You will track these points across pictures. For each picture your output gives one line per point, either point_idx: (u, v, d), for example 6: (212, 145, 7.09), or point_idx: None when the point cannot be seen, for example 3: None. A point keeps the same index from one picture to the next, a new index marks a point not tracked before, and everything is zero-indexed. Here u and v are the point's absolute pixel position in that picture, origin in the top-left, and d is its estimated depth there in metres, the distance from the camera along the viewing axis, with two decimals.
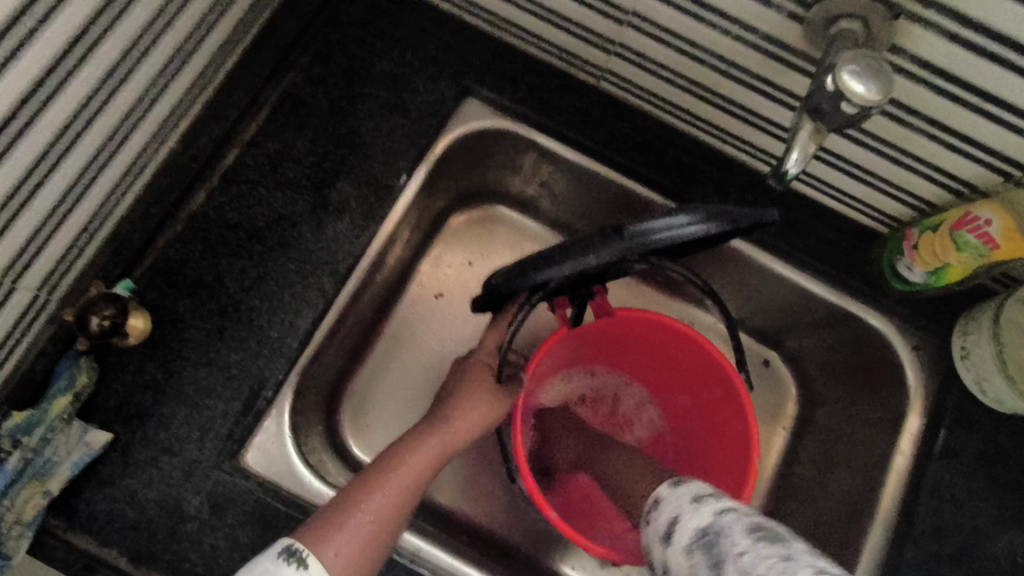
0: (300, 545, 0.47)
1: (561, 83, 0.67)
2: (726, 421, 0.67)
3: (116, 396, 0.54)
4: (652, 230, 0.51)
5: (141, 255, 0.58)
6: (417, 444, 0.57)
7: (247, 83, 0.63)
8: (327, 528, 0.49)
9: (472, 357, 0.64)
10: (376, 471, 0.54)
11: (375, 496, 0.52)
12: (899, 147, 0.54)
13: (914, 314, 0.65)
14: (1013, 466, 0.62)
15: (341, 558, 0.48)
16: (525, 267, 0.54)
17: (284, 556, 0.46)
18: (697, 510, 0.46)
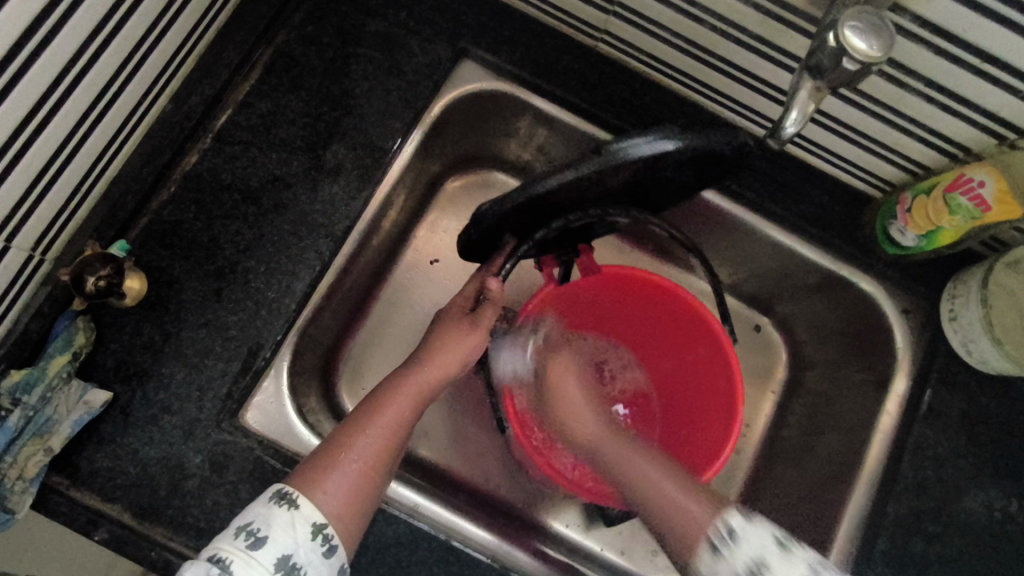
0: (290, 489, 0.48)
1: (558, 45, 0.66)
2: (712, 382, 0.69)
3: (114, 355, 0.55)
4: (629, 145, 0.51)
5: (134, 216, 0.58)
6: (397, 396, 0.58)
7: (239, 42, 0.62)
8: (317, 473, 0.50)
9: (449, 305, 0.65)
10: (359, 421, 0.55)
11: (359, 442, 0.53)
12: (895, 109, 0.54)
13: (905, 278, 0.66)
14: (996, 426, 0.63)
15: (333, 498, 0.49)
16: (503, 199, 0.55)
17: (275, 499, 0.47)
18: (788, 563, 0.47)
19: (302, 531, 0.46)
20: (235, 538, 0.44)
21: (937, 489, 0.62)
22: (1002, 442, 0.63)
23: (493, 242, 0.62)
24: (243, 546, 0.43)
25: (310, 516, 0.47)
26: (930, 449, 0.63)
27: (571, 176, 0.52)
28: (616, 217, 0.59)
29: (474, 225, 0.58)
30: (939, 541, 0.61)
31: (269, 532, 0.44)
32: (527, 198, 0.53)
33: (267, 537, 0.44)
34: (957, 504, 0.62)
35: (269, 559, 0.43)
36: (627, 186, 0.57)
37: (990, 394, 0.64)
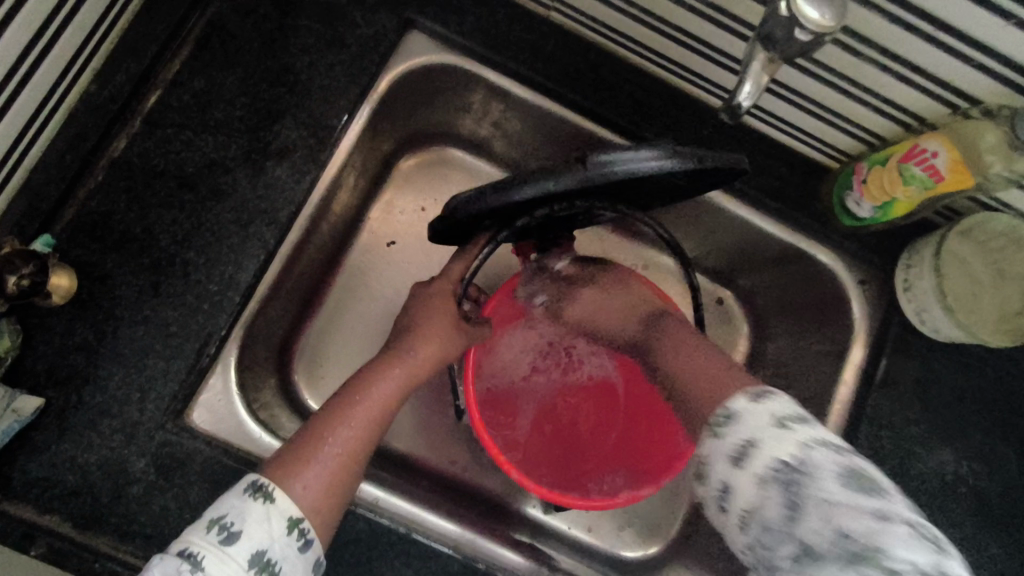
0: (265, 480, 0.45)
1: (511, 14, 0.64)
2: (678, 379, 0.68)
3: (45, 359, 0.51)
4: (617, 162, 0.49)
5: (59, 209, 0.53)
6: (377, 378, 0.54)
7: (166, 15, 0.57)
8: (294, 464, 0.47)
9: (432, 285, 0.60)
10: (337, 405, 0.51)
11: (340, 431, 0.50)
12: (852, 79, 0.53)
13: (862, 249, 0.66)
14: (949, 392, 0.65)
15: (310, 491, 0.46)
16: (481, 195, 0.52)
17: (250, 491, 0.44)
18: (779, 438, 0.40)
19: (277, 526, 0.43)
20: (207, 531, 0.42)
21: (891, 457, 0.63)
22: (953, 406, 0.65)
23: (471, 228, 0.58)
24: (215, 541, 0.41)
25: (286, 510, 0.44)
26: (885, 417, 0.64)
27: (554, 189, 0.50)
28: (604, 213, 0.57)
29: (445, 217, 0.56)
30: None
31: (243, 527, 0.42)
32: (504, 200, 0.51)
33: (241, 531, 0.42)
34: (910, 469, 0.63)
35: (243, 555, 0.41)
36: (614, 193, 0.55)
37: (942, 361, 0.65)
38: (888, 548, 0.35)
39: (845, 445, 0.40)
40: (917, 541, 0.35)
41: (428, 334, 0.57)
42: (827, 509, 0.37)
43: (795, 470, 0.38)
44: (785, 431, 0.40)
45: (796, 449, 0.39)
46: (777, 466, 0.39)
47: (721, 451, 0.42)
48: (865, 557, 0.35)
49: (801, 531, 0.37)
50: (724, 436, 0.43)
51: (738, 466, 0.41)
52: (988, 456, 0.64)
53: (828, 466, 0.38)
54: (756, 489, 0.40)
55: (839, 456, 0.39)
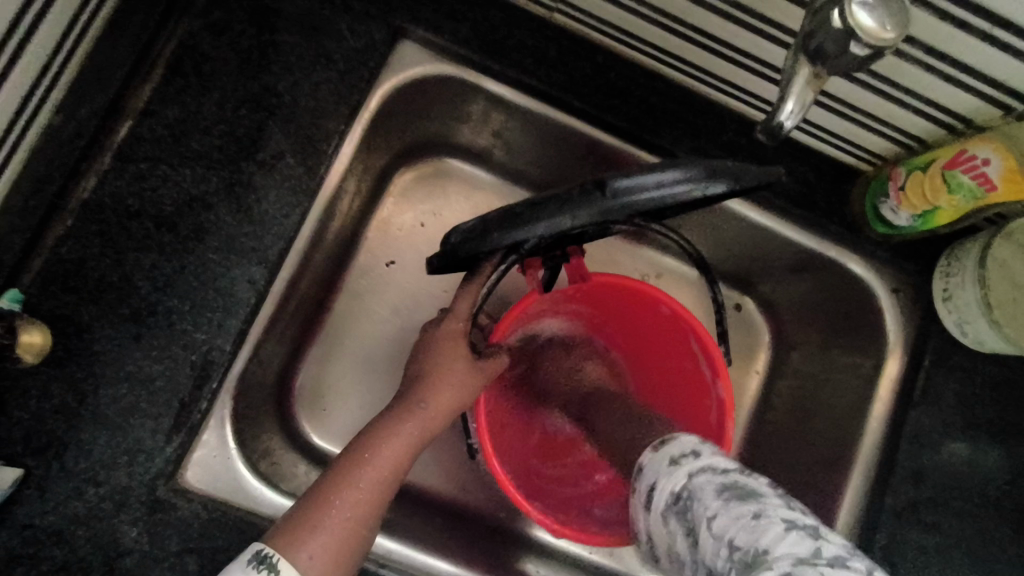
0: (270, 549, 0.42)
1: (510, 18, 0.58)
2: (701, 399, 0.63)
3: (21, 425, 0.47)
4: (631, 182, 0.44)
5: (26, 258, 0.49)
6: (387, 434, 0.49)
7: (132, 36, 0.52)
8: (299, 532, 0.43)
9: (442, 326, 0.53)
10: (345, 464, 0.47)
11: (345, 493, 0.46)
12: (892, 82, 0.48)
13: (896, 256, 0.62)
14: (991, 405, 0.61)
15: (317, 560, 0.43)
16: (485, 230, 0.47)
17: (254, 561, 0.41)
18: (672, 474, 0.43)
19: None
20: None
21: (934, 477, 0.59)
22: (995, 421, 0.61)
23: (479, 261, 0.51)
24: None
25: None
26: (925, 436, 0.60)
27: (570, 223, 0.45)
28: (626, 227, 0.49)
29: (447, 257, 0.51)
30: (937, 530, 0.59)
31: None
32: (511, 238, 0.46)
33: None
34: (952, 489, 0.60)
35: None
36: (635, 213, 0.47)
37: (983, 372, 0.61)
38: (767, 548, 0.34)
39: (735, 467, 0.41)
40: (795, 536, 0.34)
41: (443, 385, 0.52)
42: (705, 523, 0.38)
43: (687, 500, 0.40)
44: (676, 466, 0.43)
45: (682, 482, 0.42)
46: (676, 499, 0.42)
47: (638, 498, 0.46)
48: (751, 563, 0.34)
49: (701, 551, 0.38)
50: (638, 484, 0.46)
51: (652, 508, 0.44)
52: None
53: (709, 486, 0.40)
54: (666, 526, 0.42)
55: (721, 477, 0.40)
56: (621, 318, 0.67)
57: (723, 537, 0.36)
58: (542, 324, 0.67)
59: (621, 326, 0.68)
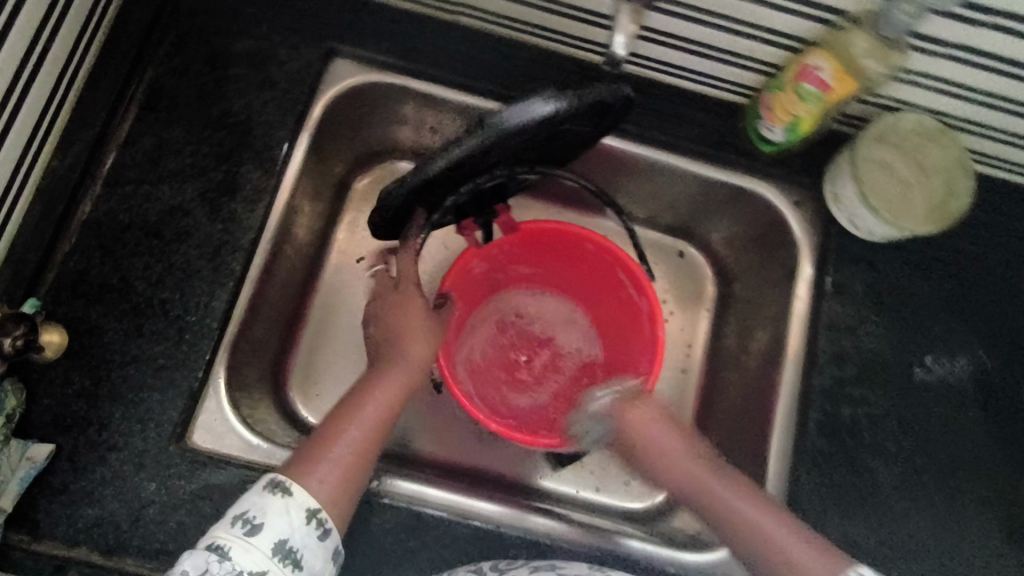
0: (282, 477, 0.50)
1: (422, 26, 0.69)
2: (637, 323, 0.72)
3: (50, 410, 0.56)
4: (509, 115, 0.54)
5: (40, 274, 0.58)
6: (375, 386, 0.59)
7: (108, 84, 0.62)
8: (307, 463, 0.52)
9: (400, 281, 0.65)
10: (343, 414, 0.57)
11: (348, 433, 0.55)
12: (711, 12, 0.58)
13: (790, 173, 0.70)
14: (897, 289, 0.68)
15: (327, 486, 0.51)
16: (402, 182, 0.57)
17: (269, 488, 0.49)
18: None
19: (296, 517, 0.48)
20: (232, 526, 0.47)
21: (855, 357, 0.67)
22: (905, 302, 0.68)
23: (403, 216, 0.64)
24: (240, 533, 0.46)
25: (303, 502, 0.49)
26: (841, 323, 0.67)
27: (462, 151, 0.55)
28: (525, 173, 0.63)
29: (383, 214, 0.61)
30: (863, 402, 0.66)
31: (265, 519, 0.47)
32: (419, 177, 0.56)
33: (263, 523, 0.47)
34: (874, 367, 0.66)
35: (267, 544, 0.46)
36: (522, 152, 0.61)
37: (885, 261, 0.69)
38: None
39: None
40: None
41: (415, 338, 0.62)
42: None
43: None
44: None
45: None
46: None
47: None
48: None
49: None
50: None
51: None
52: (946, 341, 0.68)
53: None
54: None
55: None
56: (556, 267, 0.76)
57: None
58: (495, 282, 0.77)
59: (561, 277, 0.78)
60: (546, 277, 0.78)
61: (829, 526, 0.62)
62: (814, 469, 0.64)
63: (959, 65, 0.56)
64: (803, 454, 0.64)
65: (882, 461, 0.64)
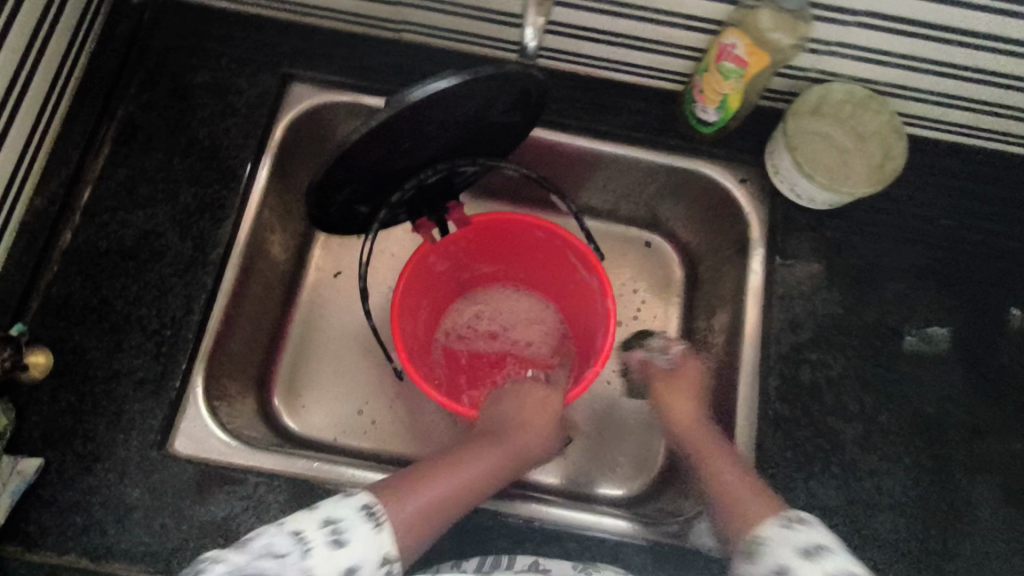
0: (375, 503, 0.52)
1: (371, 46, 0.73)
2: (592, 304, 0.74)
3: (38, 426, 0.59)
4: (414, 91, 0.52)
5: (26, 301, 0.63)
6: (484, 452, 0.65)
7: (82, 125, 0.68)
8: (397, 491, 0.54)
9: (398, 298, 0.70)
10: (449, 462, 0.61)
11: (450, 479, 0.59)
12: (628, 4, 0.62)
13: (733, 152, 0.73)
14: (845, 253, 0.71)
15: (406, 519, 0.53)
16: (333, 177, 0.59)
17: (365, 511, 0.51)
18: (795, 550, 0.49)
19: (373, 553, 0.49)
20: (321, 527, 0.48)
21: (810, 322, 0.68)
22: (853, 266, 0.70)
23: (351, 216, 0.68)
24: (326, 539, 0.47)
25: (386, 542, 0.50)
26: (793, 290, 0.69)
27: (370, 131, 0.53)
28: (463, 165, 0.65)
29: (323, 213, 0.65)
30: (822, 365, 0.67)
31: (351, 537, 0.48)
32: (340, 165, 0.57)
33: (348, 542, 0.48)
34: (829, 331, 0.68)
35: (342, 564, 0.47)
36: (455, 139, 0.63)
37: (832, 228, 0.71)
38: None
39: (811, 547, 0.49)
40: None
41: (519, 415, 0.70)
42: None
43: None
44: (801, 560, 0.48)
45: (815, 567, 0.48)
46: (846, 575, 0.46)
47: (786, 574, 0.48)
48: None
49: None
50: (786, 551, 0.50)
51: (810, 560, 0.48)
52: (898, 300, 0.69)
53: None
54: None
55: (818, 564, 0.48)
56: (516, 259, 0.80)
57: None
58: (461, 282, 0.82)
59: (523, 268, 0.81)
60: (506, 271, 0.82)
61: (797, 488, 0.63)
62: (778, 432, 0.65)
63: (868, 31, 0.60)
64: (767, 419, 0.65)
65: (845, 421, 0.66)
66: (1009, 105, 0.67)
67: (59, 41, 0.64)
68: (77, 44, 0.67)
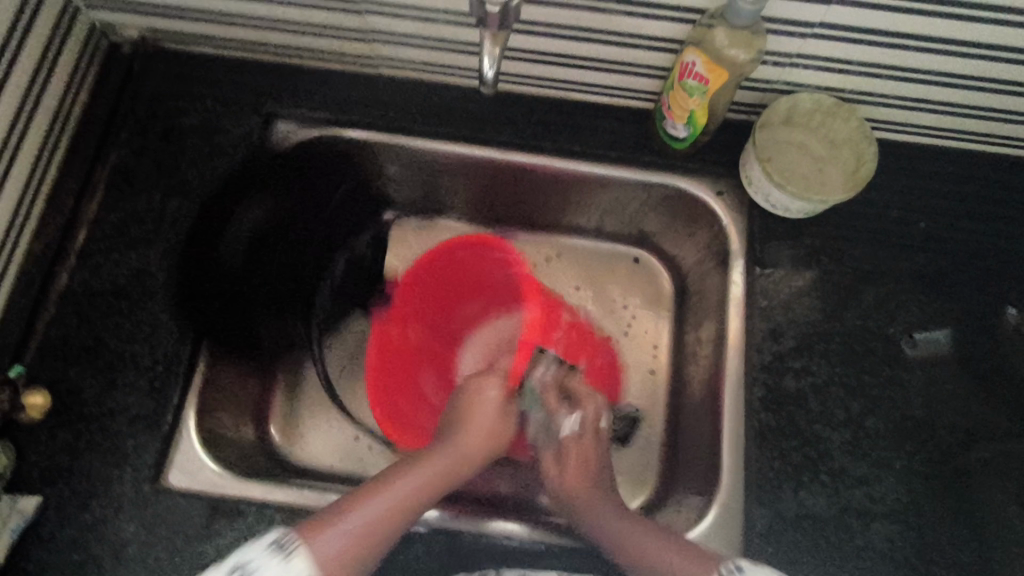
0: (286, 535, 0.52)
1: (350, 81, 0.76)
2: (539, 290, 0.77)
3: (38, 464, 0.61)
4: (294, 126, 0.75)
5: (25, 343, 0.65)
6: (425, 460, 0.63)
7: (77, 172, 0.71)
8: (326, 517, 0.53)
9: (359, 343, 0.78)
10: (388, 473, 0.59)
11: (388, 489, 0.57)
12: (591, 30, 0.64)
13: (708, 166, 0.74)
14: (826, 261, 0.71)
15: (338, 544, 0.51)
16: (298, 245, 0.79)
17: (273, 545, 0.51)
18: None
19: None
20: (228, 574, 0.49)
21: (793, 332, 0.68)
22: (833, 274, 0.70)
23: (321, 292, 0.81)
24: None
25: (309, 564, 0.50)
26: (775, 300, 0.69)
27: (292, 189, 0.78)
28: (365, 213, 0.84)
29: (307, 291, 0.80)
30: (806, 374, 0.67)
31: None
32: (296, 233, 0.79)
33: None
34: (812, 339, 0.68)
35: None
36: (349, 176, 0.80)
37: (811, 236, 0.71)
38: None
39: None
40: None
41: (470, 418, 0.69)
42: None
43: None
44: None
45: None
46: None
47: None
48: None
49: None
50: None
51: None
52: (879, 307, 0.69)
53: None
54: None
55: None
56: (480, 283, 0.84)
57: None
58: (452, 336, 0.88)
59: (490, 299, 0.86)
60: (493, 302, 0.86)
61: (786, 499, 0.63)
62: (765, 443, 0.64)
63: (825, 41, 0.61)
64: (753, 430, 0.65)
65: (833, 430, 0.65)
66: (977, 106, 0.67)
67: (50, 99, 0.68)
68: (70, 96, 0.71)
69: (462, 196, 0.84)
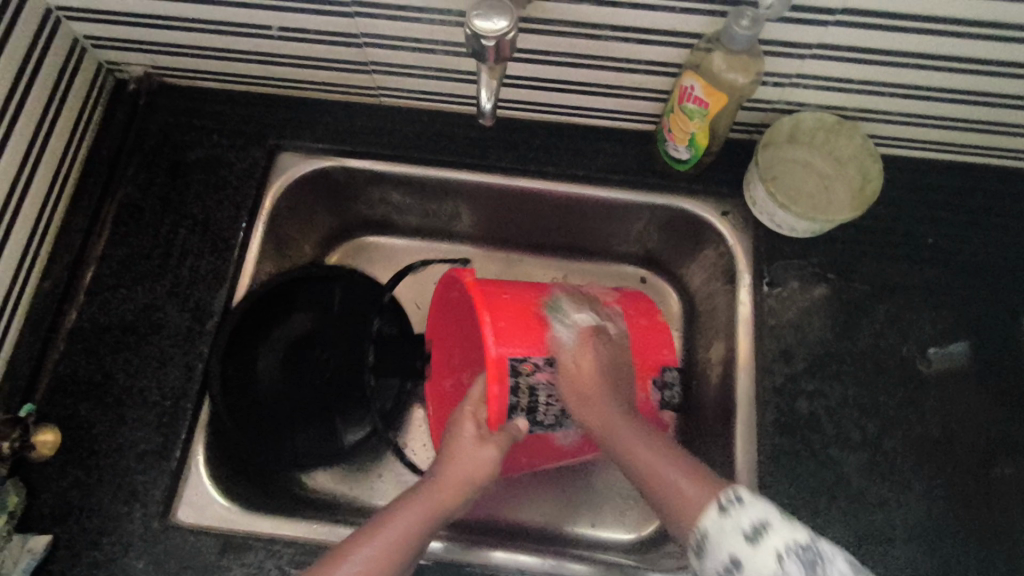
0: None
1: (352, 111, 0.77)
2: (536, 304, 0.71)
3: (48, 503, 0.61)
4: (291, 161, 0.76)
5: (36, 381, 0.66)
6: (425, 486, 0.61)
7: (85, 209, 0.72)
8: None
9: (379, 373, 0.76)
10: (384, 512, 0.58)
11: (381, 532, 0.56)
12: (589, 56, 0.64)
13: (712, 187, 0.73)
14: (834, 279, 0.70)
15: None
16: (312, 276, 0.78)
17: None
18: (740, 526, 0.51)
19: None
20: None
21: (803, 353, 0.67)
22: (842, 292, 0.69)
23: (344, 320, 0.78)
24: None
25: None
26: (783, 321, 0.68)
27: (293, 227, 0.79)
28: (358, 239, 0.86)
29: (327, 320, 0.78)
30: (818, 396, 0.66)
31: None
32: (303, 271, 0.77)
33: None
34: (823, 359, 0.67)
35: None
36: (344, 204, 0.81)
37: (818, 255, 0.70)
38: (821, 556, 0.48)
39: (768, 518, 0.50)
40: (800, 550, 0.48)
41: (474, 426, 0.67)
42: (789, 552, 0.48)
43: (805, 554, 0.48)
44: (757, 539, 0.49)
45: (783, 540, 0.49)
46: (791, 546, 0.49)
47: (740, 542, 0.50)
48: (811, 559, 0.48)
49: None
50: (735, 519, 0.51)
51: (753, 546, 0.49)
52: (891, 325, 0.68)
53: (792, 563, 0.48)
54: (775, 562, 0.48)
55: (780, 534, 0.49)
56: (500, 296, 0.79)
57: (795, 555, 0.48)
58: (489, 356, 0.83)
59: None
60: None
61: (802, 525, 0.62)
62: (778, 468, 0.63)
63: (825, 61, 0.61)
64: (766, 454, 0.64)
65: (848, 453, 0.64)
66: (983, 120, 0.66)
67: (57, 140, 0.69)
68: (77, 135, 0.72)
69: (470, 221, 0.84)
